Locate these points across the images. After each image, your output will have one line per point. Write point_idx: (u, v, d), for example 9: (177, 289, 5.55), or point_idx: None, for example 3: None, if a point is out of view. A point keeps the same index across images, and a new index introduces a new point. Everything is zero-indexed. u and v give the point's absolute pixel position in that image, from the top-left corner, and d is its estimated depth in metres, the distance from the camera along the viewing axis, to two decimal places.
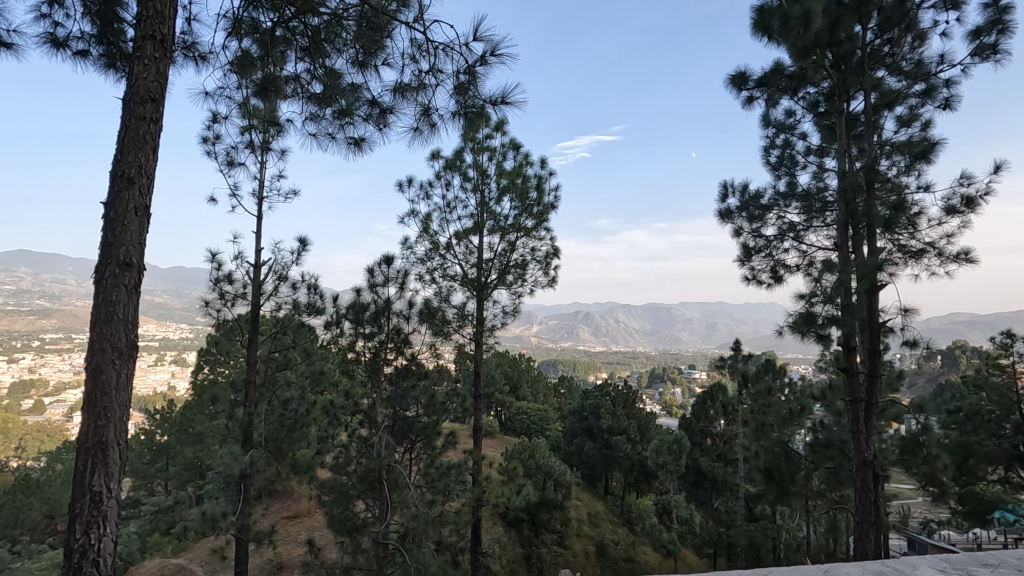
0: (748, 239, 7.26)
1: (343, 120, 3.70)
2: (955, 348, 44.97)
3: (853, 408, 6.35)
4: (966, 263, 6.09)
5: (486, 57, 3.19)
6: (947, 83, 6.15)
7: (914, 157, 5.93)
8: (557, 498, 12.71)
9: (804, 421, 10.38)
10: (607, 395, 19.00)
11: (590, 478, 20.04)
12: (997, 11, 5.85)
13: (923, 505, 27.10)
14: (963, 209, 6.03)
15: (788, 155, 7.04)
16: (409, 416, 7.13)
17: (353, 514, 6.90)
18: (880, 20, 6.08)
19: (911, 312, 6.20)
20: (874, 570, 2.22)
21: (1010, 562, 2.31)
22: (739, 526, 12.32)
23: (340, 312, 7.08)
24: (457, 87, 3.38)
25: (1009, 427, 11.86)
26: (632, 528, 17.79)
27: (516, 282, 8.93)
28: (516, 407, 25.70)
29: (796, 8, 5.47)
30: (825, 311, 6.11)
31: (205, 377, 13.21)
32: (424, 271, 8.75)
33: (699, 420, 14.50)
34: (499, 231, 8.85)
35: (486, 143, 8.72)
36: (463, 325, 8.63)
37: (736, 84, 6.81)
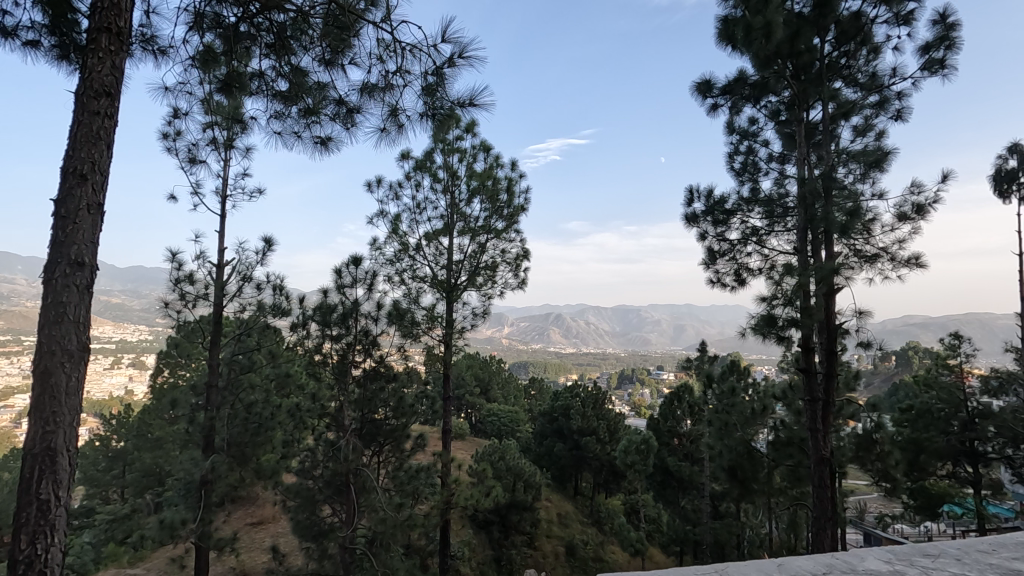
0: (713, 243, 7.44)
1: (309, 119, 3.64)
2: (907, 350, 47.19)
3: (811, 407, 6.56)
4: (916, 267, 6.38)
5: (453, 58, 3.18)
6: (899, 95, 6.43)
7: (868, 165, 6.17)
8: (527, 499, 12.77)
9: (767, 420, 10.63)
10: (578, 396, 19.10)
11: (560, 478, 20.15)
12: (945, 28, 6.15)
13: (878, 500, 28.08)
14: (914, 216, 6.31)
15: (751, 161, 7.23)
16: (377, 419, 7.06)
17: (319, 520, 6.75)
18: (837, 33, 6.31)
19: (866, 315, 6.46)
20: (826, 563, 2.26)
21: (951, 553, 2.37)
22: (705, 524, 12.57)
23: (307, 313, 6.96)
24: (425, 89, 3.35)
25: (957, 424, 12.43)
26: (601, 528, 17.96)
27: (486, 283, 8.94)
28: (487, 409, 25.62)
29: (758, 19, 5.66)
30: (785, 313, 6.32)
31: (164, 381, 12.75)
32: (393, 272, 8.67)
33: (666, 420, 14.70)
34: (469, 232, 8.84)
35: (456, 144, 8.73)
36: (433, 326, 8.55)
37: (701, 92, 6.97)
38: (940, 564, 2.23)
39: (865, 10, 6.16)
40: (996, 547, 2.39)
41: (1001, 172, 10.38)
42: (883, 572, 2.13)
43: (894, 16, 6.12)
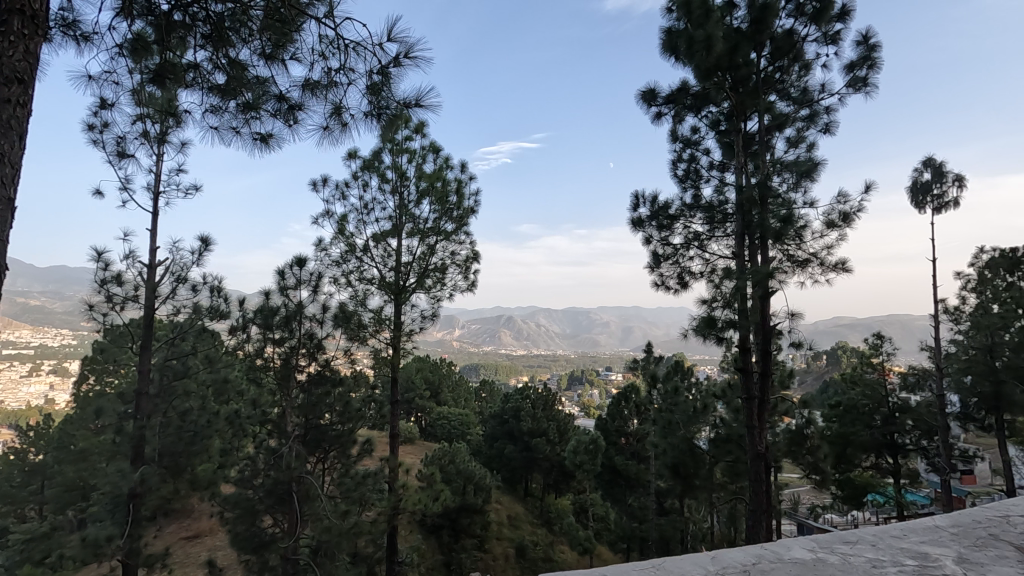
0: (657, 247, 7.66)
1: (248, 113, 3.48)
2: (837, 350, 50.30)
3: (747, 405, 6.84)
4: (843, 272, 6.79)
5: (399, 58, 3.09)
6: (827, 110, 6.83)
7: (800, 175, 6.51)
8: (478, 502, 12.72)
9: (708, 418, 11.07)
10: (528, 398, 19.21)
11: (510, 480, 20.22)
12: (867, 48, 6.59)
13: (810, 491, 29.73)
14: (840, 223, 6.72)
15: (694, 168, 7.50)
16: (322, 423, 6.87)
17: (261, 530, 6.51)
18: (772, 49, 6.64)
19: (798, 317, 6.84)
20: (756, 554, 2.22)
21: (868, 539, 2.35)
22: (651, 520, 12.93)
23: (247, 316, 6.69)
24: (370, 87, 3.26)
25: (879, 418, 13.28)
26: (551, 528, 18.12)
27: (435, 286, 8.89)
28: (437, 413, 25.39)
29: (699, 32, 5.91)
30: (723, 315, 6.63)
31: (90, 389, 11.95)
32: (339, 274, 8.47)
33: (614, 420, 15.01)
34: (418, 234, 8.75)
35: (405, 144, 8.65)
36: (381, 329, 8.39)
37: (646, 100, 7.17)
38: (858, 550, 2.20)
39: (797, 28, 6.53)
40: (907, 531, 2.37)
41: (918, 183, 11.19)
42: (807, 560, 2.05)
43: (823, 35, 6.51)
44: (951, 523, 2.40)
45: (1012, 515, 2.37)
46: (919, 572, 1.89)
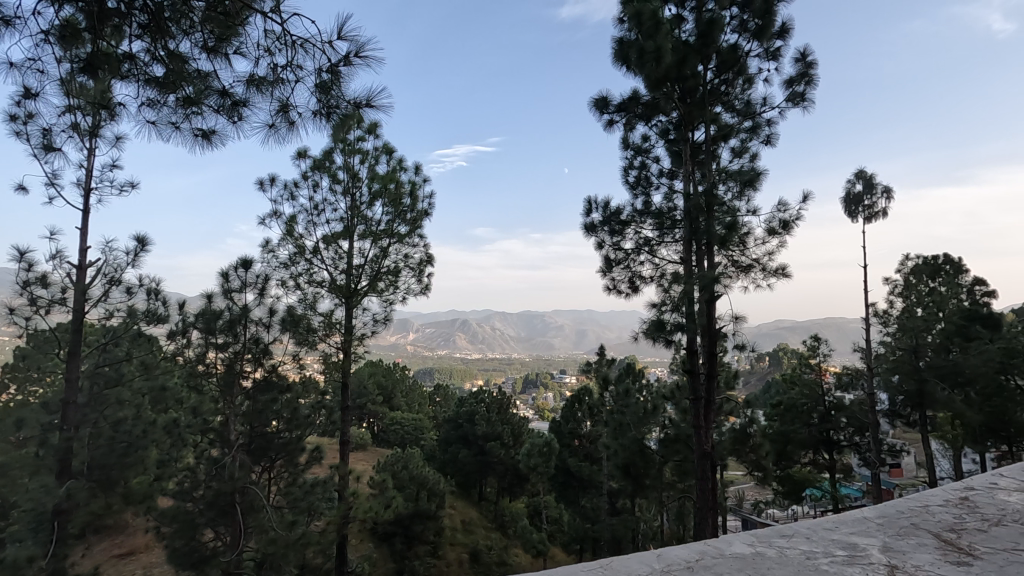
0: (609, 251, 7.82)
1: (189, 109, 3.33)
2: (777, 352, 52.75)
3: (695, 405, 7.03)
4: (783, 277, 7.12)
5: (348, 58, 3.02)
6: (769, 122, 7.14)
7: (743, 184, 6.79)
8: (431, 508, 12.56)
9: (658, 419, 11.36)
10: (482, 402, 19.15)
11: (464, 485, 20.10)
12: (805, 66, 6.96)
13: (753, 488, 30.99)
14: (781, 231, 7.05)
15: (644, 175, 7.70)
16: (269, 431, 6.62)
17: (200, 545, 6.19)
18: (718, 62, 6.91)
19: (741, 319, 7.09)
20: (699, 550, 2.26)
21: (803, 532, 2.43)
22: (604, 520, 13.14)
23: (188, 320, 6.40)
24: (319, 86, 3.17)
25: (817, 417, 13.97)
26: (504, 532, 18.11)
27: (388, 289, 8.77)
28: (390, 418, 24.96)
29: (649, 44, 6.08)
30: (672, 319, 6.84)
31: (11, 399, 11.10)
32: (287, 277, 8.22)
33: (568, 423, 15.21)
34: (370, 236, 8.61)
35: (358, 145, 8.50)
36: (331, 334, 8.20)
37: (599, 107, 7.31)
38: (793, 543, 2.28)
39: (740, 43, 6.82)
40: (837, 524, 2.47)
41: (851, 194, 11.87)
42: (747, 554, 2.12)
43: (765, 51, 6.82)
44: (876, 514, 2.52)
45: (930, 505, 2.53)
46: (848, 561, 1.98)
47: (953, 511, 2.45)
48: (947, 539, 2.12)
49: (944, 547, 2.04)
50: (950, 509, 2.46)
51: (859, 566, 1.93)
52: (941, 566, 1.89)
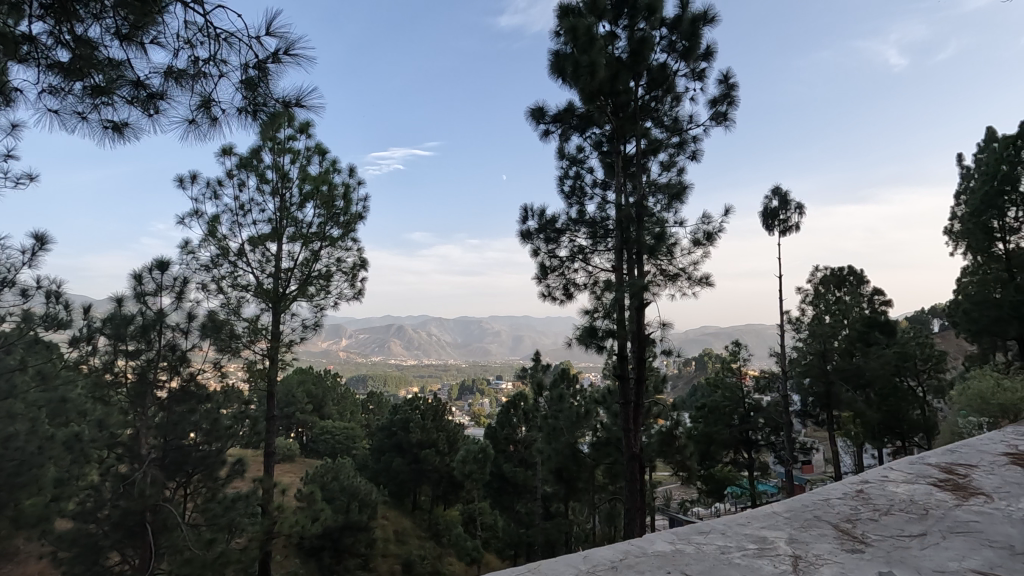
0: (544, 259, 7.94)
1: (98, 99, 3.08)
2: (702, 357, 55.59)
3: (625, 409, 7.23)
4: (706, 286, 7.52)
5: (276, 55, 2.91)
6: (694, 139, 7.54)
7: (671, 197, 7.13)
8: (363, 519, 12.20)
9: (591, 423, 11.66)
10: (418, 409, 18.89)
11: (397, 495, 19.70)
12: (727, 87, 7.40)
13: (679, 488, 32.30)
14: (705, 242, 7.43)
15: (578, 185, 7.90)
16: (185, 444, 6.19)
17: (104, 570, 5.66)
18: (648, 80, 7.23)
19: (668, 326, 7.40)
20: (623, 550, 2.32)
21: (719, 528, 2.55)
22: (537, 525, 13.31)
23: (95, 326, 5.93)
24: (245, 82, 3.03)
25: (737, 418, 14.77)
26: (439, 541, 17.89)
27: (318, 293, 8.51)
28: (320, 427, 24.06)
29: (584, 58, 6.27)
30: (603, 325, 7.11)
31: None
32: (208, 279, 7.78)
33: (503, 428, 15.22)
34: (300, 239, 8.31)
35: (288, 144, 8.21)
36: (256, 340, 7.85)
37: (535, 117, 7.44)
38: (709, 539, 2.40)
39: (669, 63, 7.15)
40: (749, 519, 2.62)
41: (768, 209, 12.70)
42: (667, 552, 2.21)
43: (691, 71, 7.20)
44: (785, 509, 2.70)
45: (831, 498, 2.73)
46: (759, 554, 2.10)
47: (850, 503, 2.66)
48: (844, 529, 2.30)
49: (841, 537, 2.22)
50: (848, 501, 2.67)
51: (768, 558, 2.06)
52: (838, 554, 2.05)
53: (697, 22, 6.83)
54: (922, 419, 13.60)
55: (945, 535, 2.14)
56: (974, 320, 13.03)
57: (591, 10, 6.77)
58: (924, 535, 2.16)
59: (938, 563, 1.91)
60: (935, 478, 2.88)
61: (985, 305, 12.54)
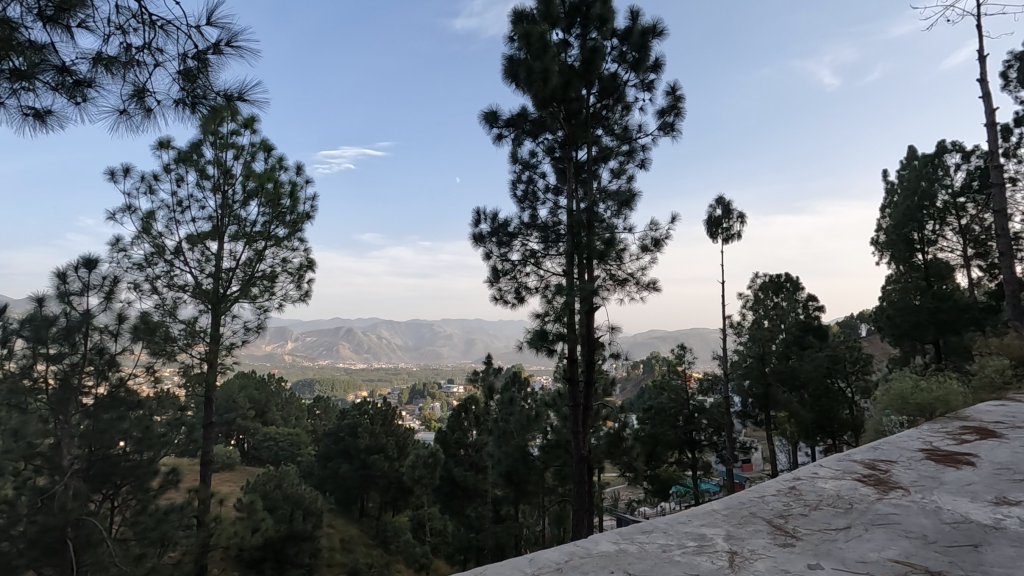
0: (497, 262, 7.96)
1: (17, 84, 2.85)
2: (649, 362, 57.31)
3: (574, 412, 7.32)
4: (653, 291, 7.73)
5: (218, 46, 2.80)
6: (643, 148, 7.74)
7: (620, 204, 7.29)
8: (307, 528, 11.82)
9: (540, 427, 11.77)
10: (366, 414, 18.50)
11: (344, 502, 19.23)
12: (675, 99, 7.65)
13: (627, 488, 33.03)
14: (653, 248, 7.64)
15: (531, 190, 7.96)
16: (113, 453, 5.77)
17: None
18: (600, 89, 7.37)
19: (617, 330, 7.54)
20: (568, 551, 2.35)
21: (661, 527, 2.61)
22: (487, 529, 13.32)
23: (9, 327, 5.48)
24: (183, 73, 2.89)
25: (682, 419, 15.24)
26: (387, 548, 17.59)
27: (262, 295, 8.22)
28: (263, 434, 23.17)
29: (537, 64, 6.36)
30: (554, 329, 7.28)
31: None
32: (142, 279, 7.36)
33: (454, 432, 14.94)
34: (243, 238, 7.99)
35: (231, 139, 7.90)
36: (194, 343, 7.48)
37: (488, 121, 7.45)
38: (652, 538, 2.45)
39: (619, 73, 7.33)
40: (690, 518, 2.70)
41: (712, 218, 13.20)
42: (611, 552, 2.26)
43: (641, 82, 7.41)
44: (723, 506, 2.80)
45: (765, 495, 2.86)
46: (697, 551, 2.17)
47: (783, 499, 2.79)
48: (778, 524, 2.41)
49: (774, 532, 2.33)
50: (781, 498, 2.80)
51: (706, 555, 2.12)
52: (772, 549, 2.14)
53: (647, 34, 7.03)
54: (850, 418, 14.45)
55: (867, 527, 2.28)
56: (897, 326, 13.66)
57: (544, 17, 6.87)
58: (849, 528, 2.29)
59: (861, 554, 2.03)
60: (859, 473, 3.06)
61: (906, 311, 13.28)
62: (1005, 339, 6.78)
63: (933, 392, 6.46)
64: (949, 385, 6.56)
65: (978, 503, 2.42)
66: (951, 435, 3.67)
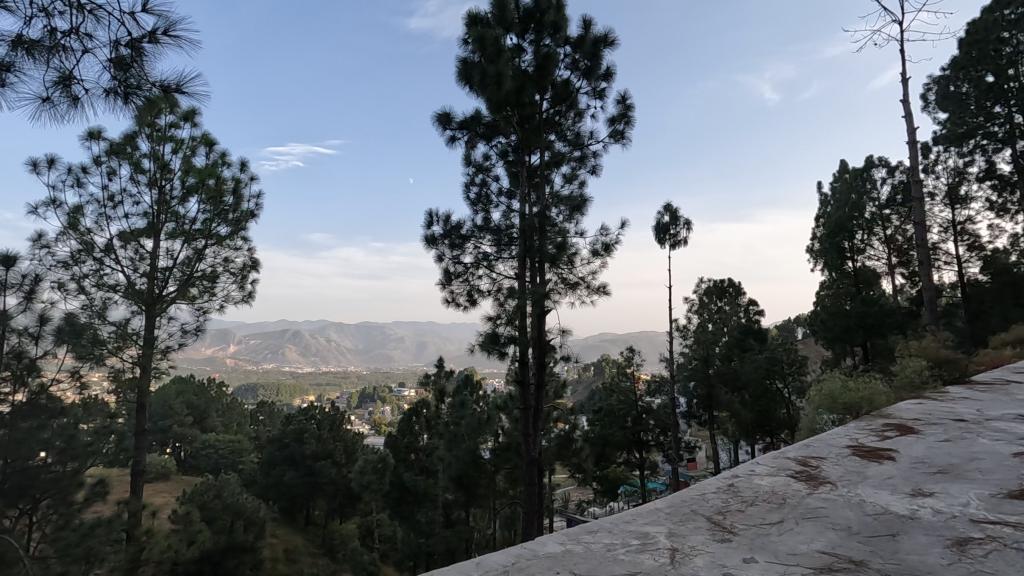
0: (449, 265, 7.91)
1: None
2: (600, 364, 58.63)
3: (524, 415, 7.35)
4: (603, 295, 7.89)
5: (152, 34, 2.66)
6: (594, 154, 7.90)
7: (572, 209, 7.40)
8: (247, 539, 11.33)
9: (492, 430, 11.77)
10: (313, 419, 17.96)
11: (289, 510, 18.60)
12: (625, 107, 7.84)
13: (577, 489, 33.51)
14: (603, 253, 7.79)
15: (484, 193, 7.97)
16: (32, 464, 5.26)
17: None
18: (553, 95, 7.46)
19: (567, 333, 7.64)
20: (515, 554, 2.35)
21: (605, 526, 2.66)
22: (437, 534, 13.21)
23: None
24: (114, 61, 2.73)
25: (630, 420, 15.60)
26: (333, 557, 17.15)
27: (201, 296, 7.89)
28: (201, 441, 22.10)
29: (491, 68, 6.39)
30: (506, 332, 7.27)
31: None
32: (67, 278, 6.88)
33: (404, 437, 14.74)
34: (182, 236, 7.61)
35: (169, 132, 7.52)
36: (125, 346, 7.04)
37: (442, 123, 7.41)
38: (597, 538, 2.49)
39: (572, 80, 7.45)
40: (634, 517, 2.76)
41: (661, 224, 13.58)
42: (557, 553, 2.28)
43: (593, 89, 7.55)
44: (665, 504, 2.88)
45: (706, 492, 2.96)
46: (640, 549, 2.23)
47: (722, 495, 2.91)
48: (717, 521, 2.51)
49: (713, 529, 2.41)
50: (721, 495, 2.91)
51: (649, 552, 2.18)
52: (710, 545, 2.23)
53: (598, 43, 7.19)
54: (786, 418, 15.19)
55: (798, 520, 2.40)
56: (829, 329, 14.38)
57: (498, 22, 6.90)
58: (781, 522, 2.41)
59: (792, 546, 2.14)
60: (792, 470, 3.21)
61: (838, 315, 14.05)
62: (923, 343, 7.30)
63: (860, 391, 6.88)
64: (874, 385, 7.01)
65: (897, 495, 2.60)
66: (875, 432, 3.92)
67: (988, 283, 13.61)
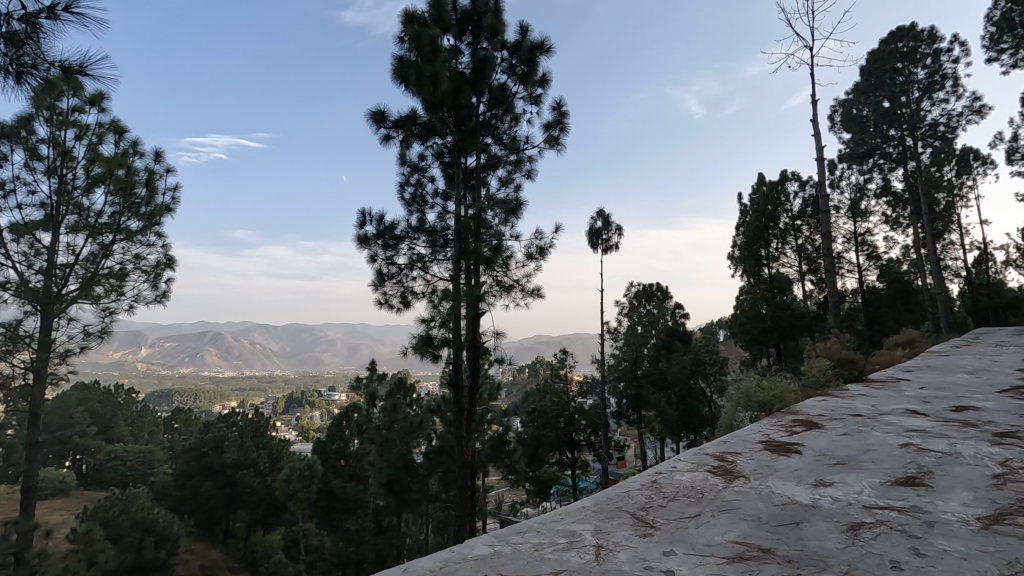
0: (382, 265, 7.75)
1: None
2: (536, 365, 59.50)
3: (457, 418, 7.31)
4: (537, 297, 8.00)
5: (51, 9, 2.44)
6: (530, 159, 8.00)
7: (507, 212, 7.46)
8: (160, 556, 10.58)
9: (424, 433, 11.63)
10: (234, 426, 17.07)
11: (206, 524, 17.51)
12: (560, 114, 8.00)
13: (511, 490, 33.69)
14: (537, 256, 7.90)
15: (419, 193, 7.87)
16: None
17: None
18: (489, 98, 7.49)
19: (501, 335, 7.67)
20: (444, 557, 2.34)
21: (534, 526, 2.69)
22: (367, 541, 12.89)
23: None
24: (6, 36, 2.49)
25: (563, 421, 15.90)
26: (255, 571, 16.32)
27: (108, 295, 7.31)
28: (107, 453, 20.39)
29: (427, 68, 6.38)
30: (439, 334, 7.22)
31: None
32: None
33: (334, 442, 14.37)
34: (84, 230, 6.99)
35: (73, 116, 6.91)
36: (17, 350, 6.39)
37: (376, 120, 7.26)
38: (526, 538, 2.52)
39: (509, 84, 7.52)
40: (562, 515, 2.81)
41: (593, 229, 13.96)
42: (486, 555, 2.28)
43: (528, 95, 7.65)
44: (592, 502, 2.95)
45: (631, 489, 3.07)
46: (566, 547, 2.28)
47: (646, 492, 3.02)
48: (640, 516, 2.60)
49: (636, 524, 2.50)
50: (644, 491, 3.02)
51: (575, 550, 2.23)
52: (634, 540, 2.31)
53: (535, 49, 7.29)
54: (708, 415, 16.01)
55: (714, 513, 2.53)
56: (746, 331, 15.38)
57: (436, 22, 6.85)
58: (699, 515, 2.53)
59: (708, 537, 2.26)
60: (711, 465, 3.39)
61: (755, 318, 14.95)
62: (828, 344, 7.92)
63: (772, 390, 7.36)
64: (784, 384, 7.53)
65: (801, 486, 2.80)
66: (784, 428, 4.21)
67: (883, 290, 15.00)
